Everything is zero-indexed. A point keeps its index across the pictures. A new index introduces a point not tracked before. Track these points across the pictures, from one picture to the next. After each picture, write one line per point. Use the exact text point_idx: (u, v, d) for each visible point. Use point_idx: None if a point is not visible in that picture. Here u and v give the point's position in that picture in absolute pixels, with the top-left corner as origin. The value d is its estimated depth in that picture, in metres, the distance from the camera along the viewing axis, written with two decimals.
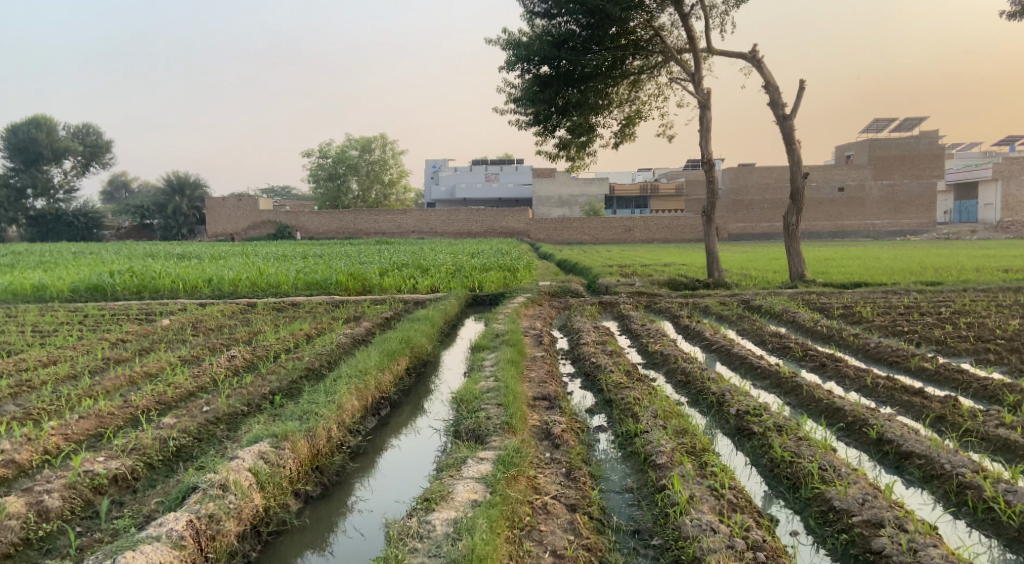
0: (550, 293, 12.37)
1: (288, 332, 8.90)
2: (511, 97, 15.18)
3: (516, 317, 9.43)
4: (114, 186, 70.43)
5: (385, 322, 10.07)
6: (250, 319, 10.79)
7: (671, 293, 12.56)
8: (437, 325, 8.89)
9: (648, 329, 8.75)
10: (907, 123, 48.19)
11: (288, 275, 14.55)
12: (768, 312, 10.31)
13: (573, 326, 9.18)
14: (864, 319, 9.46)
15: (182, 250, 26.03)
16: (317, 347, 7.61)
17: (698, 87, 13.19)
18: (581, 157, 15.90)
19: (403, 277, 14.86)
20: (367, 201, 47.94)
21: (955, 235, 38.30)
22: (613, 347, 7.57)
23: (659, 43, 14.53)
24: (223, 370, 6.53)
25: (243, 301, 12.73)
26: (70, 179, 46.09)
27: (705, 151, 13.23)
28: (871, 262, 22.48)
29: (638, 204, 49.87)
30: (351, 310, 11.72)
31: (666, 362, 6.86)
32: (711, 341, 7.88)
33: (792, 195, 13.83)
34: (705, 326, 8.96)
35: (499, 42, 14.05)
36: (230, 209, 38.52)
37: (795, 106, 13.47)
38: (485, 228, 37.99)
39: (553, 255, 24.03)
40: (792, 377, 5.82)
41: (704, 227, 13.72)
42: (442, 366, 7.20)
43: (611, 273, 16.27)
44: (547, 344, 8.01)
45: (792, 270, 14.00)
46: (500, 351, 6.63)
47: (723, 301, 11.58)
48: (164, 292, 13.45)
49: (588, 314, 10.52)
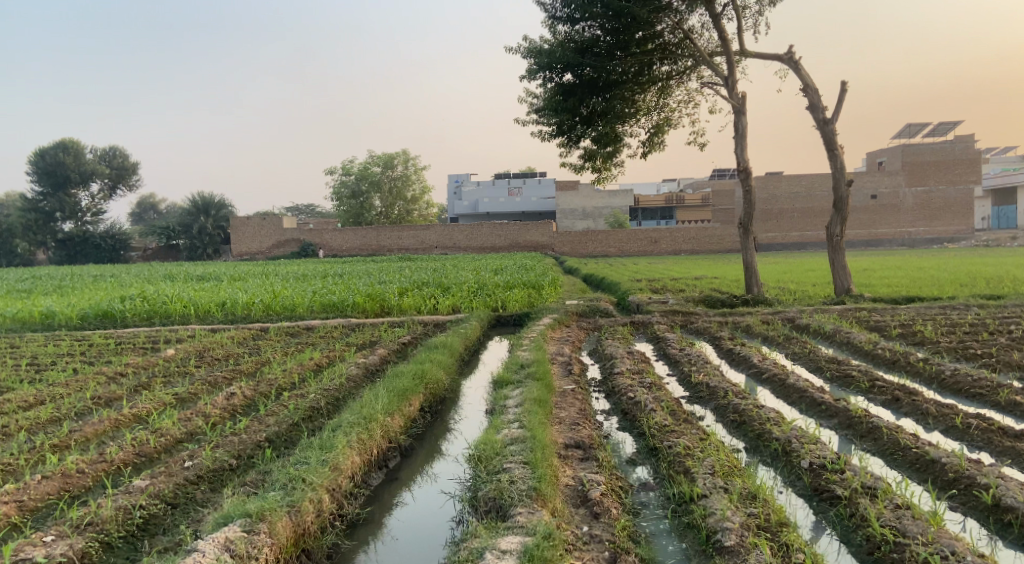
0: (577, 313, 11.63)
1: (298, 362, 8.27)
2: (533, 107, 14.55)
3: (543, 342, 8.71)
4: (142, 207, 71.26)
5: (401, 348, 9.42)
6: (262, 346, 10.21)
7: (707, 311, 11.75)
8: (456, 353, 8.18)
9: (688, 355, 7.94)
10: (941, 127, 46.75)
11: (304, 297, 14.00)
12: (817, 332, 9.45)
13: (605, 352, 8.41)
14: (926, 339, 8.57)
15: (204, 271, 25.71)
16: (325, 381, 6.94)
17: (732, 92, 12.41)
18: (607, 168, 15.16)
19: (423, 297, 14.23)
20: (390, 218, 47.63)
21: (994, 242, 36.85)
22: (651, 377, 6.79)
23: (689, 46, 13.78)
24: (219, 412, 5.88)
25: (256, 325, 12.17)
26: (98, 201, 46.45)
27: (741, 159, 12.43)
28: (913, 272, 21.40)
29: (664, 215, 48.90)
30: (369, 334, 11.09)
31: (713, 396, 6.06)
32: (761, 369, 7.06)
33: (835, 204, 12.97)
34: (752, 351, 8.13)
35: (520, 50, 13.43)
36: (253, 229, 38.36)
37: (836, 110, 12.63)
38: (509, 242, 37.38)
39: (579, 270, 23.28)
40: (866, 417, 5.01)
41: (741, 240, 12.88)
42: (462, 401, 6.49)
43: (641, 289, 15.47)
44: (578, 375, 7.24)
45: (837, 285, 13.11)
46: (527, 387, 5.90)
47: (766, 320, 10.74)
48: (178, 317, 12.96)
49: (620, 336, 9.74)
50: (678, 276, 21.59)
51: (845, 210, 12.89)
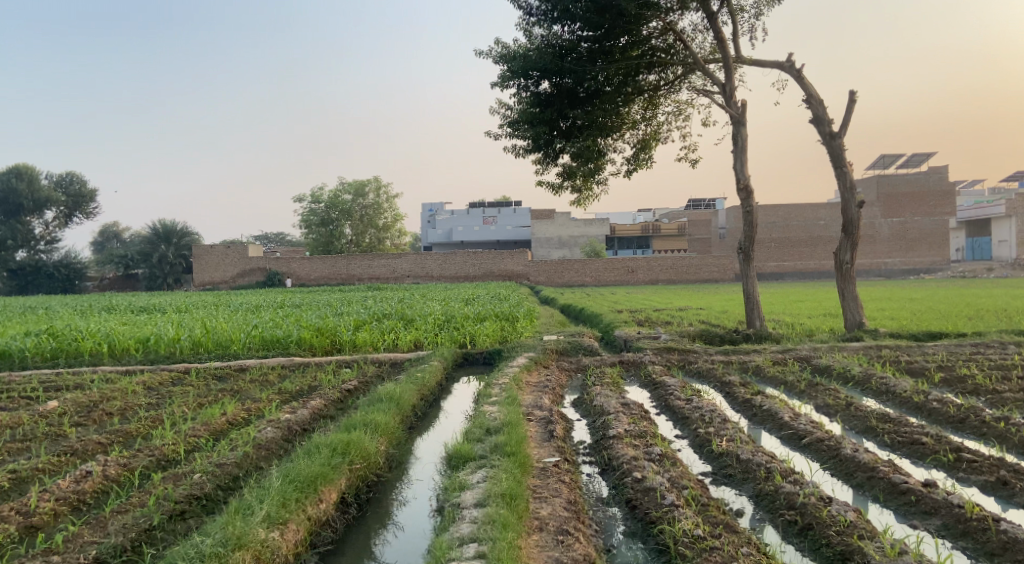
0: (557, 350, 9.99)
1: (203, 419, 6.48)
2: (505, 119, 13.05)
3: (516, 392, 6.99)
4: (105, 237, 68.59)
5: (343, 398, 7.68)
6: (174, 394, 8.39)
7: (707, 348, 10.16)
8: (405, 408, 6.44)
9: (699, 408, 6.32)
10: (916, 157, 46.29)
11: (242, 331, 12.17)
12: (846, 380, 7.87)
13: (593, 405, 6.76)
14: (982, 389, 7.02)
15: (148, 302, 23.67)
16: (221, 452, 5.21)
17: (730, 100, 10.99)
18: (589, 188, 13.60)
19: (381, 331, 12.48)
20: (360, 246, 45.72)
21: (971, 272, 36.13)
22: (660, 445, 5.11)
23: (679, 53, 12.41)
24: (47, 508, 4.20)
25: (178, 367, 10.33)
26: (53, 230, 43.96)
27: (742, 176, 10.97)
28: (908, 304, 20.07)
29: (641, 244, 47.66)
30: (310, 378, 9.30)
31: (750, 477, 4.43)
32: (798, 432, 5.48)
33: (844, 228, 11.53)
34: (775, 402, 6.53)
35: (490, 54, 11.96)
36: (217, 257, 36.23)
37: (845, 122, 11.27)
38: (484, 271, 35.83)
39: (555, 300, 21.65)
40: (993, 523, 3.52)
41: (741, 266, 11.36)
42: (405, 477, 4.78)
43: (626, 321, 13.89)
44: (561, 439, 5.54)
45: (847, 319, 11.63)
46: (497, 467, 4.22)
47: (778, 360, 9.17)
48: (92, 358, 11.08)
49: (609, 382, 8.10)
50: (662, 307, 20.06)
51: (855, 234, 11.46)
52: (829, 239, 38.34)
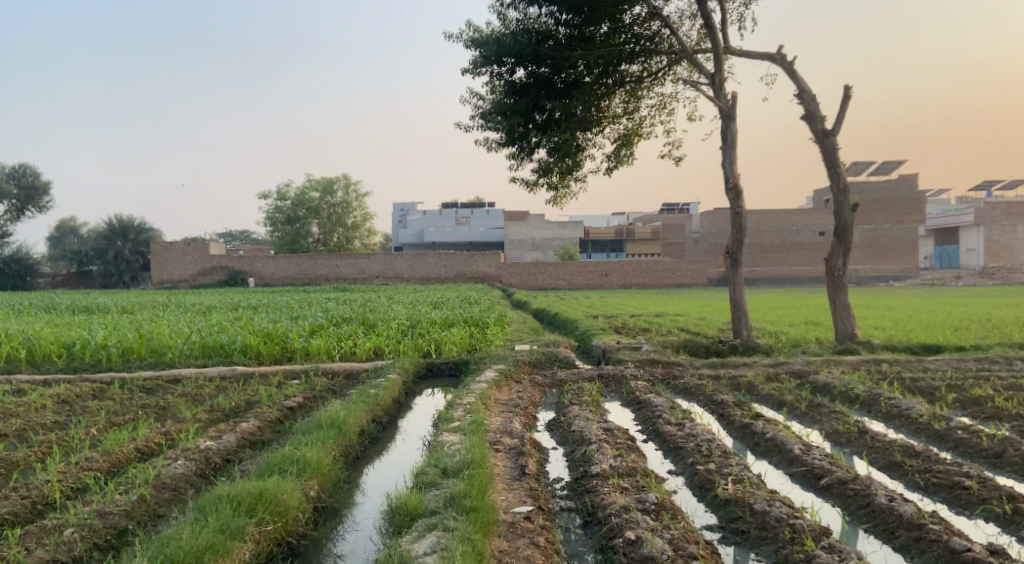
0: (529, 361, 9.06)
1: (102, 447, 5.39)
2: (477, 110, 12.12)
3: (483, 414, 6.03)
4: (63, 232, 65.97)
5: (283, 417, 6.66)
6: (89, 411, 7.28)
7: (692, 360, 9.31)
8: (350, 435, 5.43)
9: (694, 436, 5.43)
10: (886, 165, 46.33)
11: (183, 336, 11.04)
12: (850, 401, 7.05)
13: (572, 430, 5.82)
14: (1005, 413, 6.23)
15: (94, 301, 22.21)
16: (109, 496, 4.20)
17: (719, 92, 10.18)
18: (566, 186, 12.71)
19: (338, 337, 11.43)
20: (328, 245, 44.38)
21: (939, 281, 36.07)
22: (655, 489, 4.21)
23: (664, 42, 11.61)
24: None
25: (105, 377, 9.18)
26: (5, 224, 41.78)
27: (731, 174, 10.17)
28: (886, 313, 19.51)
29: (614, 248, 47.06)
30: (251, 391, 8.25)
31: (770, 537, 3.59)
32: (815, 470, 4.63)
33: (836, 233, 10.78)
34: (781, 428, 5.65)
35: (461, 38, 11.04)
36: (178, 254, 34.69)
37: (839, 119, 10.53)
38: (455, 272, 34.79)
39: (527, 304, 20.74)
40: None
41: (729, 272, 10.54)
42: (342, 531, 3.82)
43: (603, 328, 13.01)
44: (535, 477, 4.60)
45: (838, 329, 10.85)
46: (453, 532, 3.27)
47: (772, 376, 8.33)
48: (7, 365, 9.88)
49: (587, 399, 7.20)
50: (637, 312, 19.27)
51: (848, 240, 10.70)
52: (802, 245, 38.02)
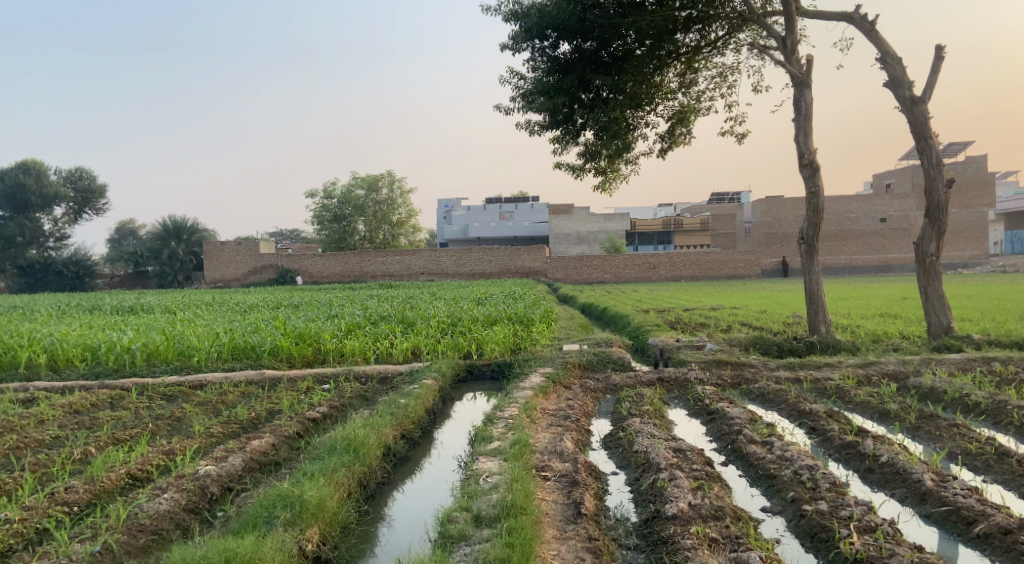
0: (579, 364, 8.07)
1: (89, 472, 4.60)
2: (517, 89, 11.15)
3: (527, 431, 5.06)
4: (121, 233, 67.60)
5: (300, 433, 5.83)
6: (97, 423, 6.59)
7: (766, 361, 8.17)
8: (370, 459, 4.54)
9: (792, 461, 4.35)
10: (953, 147, 43.65)
11: (213, 336, 10.39)
12: (968, 410, 5.87)
13: (636, 452, 4.79)
14: None
15: (137, 301, 21.98)
16: (64, 546, 3.42)
17: (790, 58, 9.00)
18: (616, 170, 11.65)
19: (374, 336, 10.64)
20: (374, 242, 44.01)
21: (1013, 267, 33.67)
22: (757, 545, 3.22)
23: (725, 7, 10.38)
24: None
25: (125, 384, 8.53)
26: (63, 226, 42.56)
27: (806, 150, 8.98)
28: (966, 302, 17.85)
29: (662, 240, 45.59)
30: (276, 398, 7.49)
31: None
32: (966, 514, 3.56)
33: (928, 212, 9.48)
34: (897, 449, 4.53)
35: (499, 9, 10.10)
36: (227, 253, 34.67)
37: (931, 83, 9.21)
38: (500, 268, 33.92)
39: (574, 298, 19.77)
40: None
41: (805, 260, 9.38)
42: None
43: (659, 323, 11.92)
44: (595, 520, 3.62)
45: (933, 323, 9.53)
46: None
47: (863, 380, 7.16)
48: (27, 371, 9.33)
49: (649, 407, 6.18)
50: (690, 305, 18.06)
51: (941, 220, 9.40)
52: (863, 233, 35.93)
